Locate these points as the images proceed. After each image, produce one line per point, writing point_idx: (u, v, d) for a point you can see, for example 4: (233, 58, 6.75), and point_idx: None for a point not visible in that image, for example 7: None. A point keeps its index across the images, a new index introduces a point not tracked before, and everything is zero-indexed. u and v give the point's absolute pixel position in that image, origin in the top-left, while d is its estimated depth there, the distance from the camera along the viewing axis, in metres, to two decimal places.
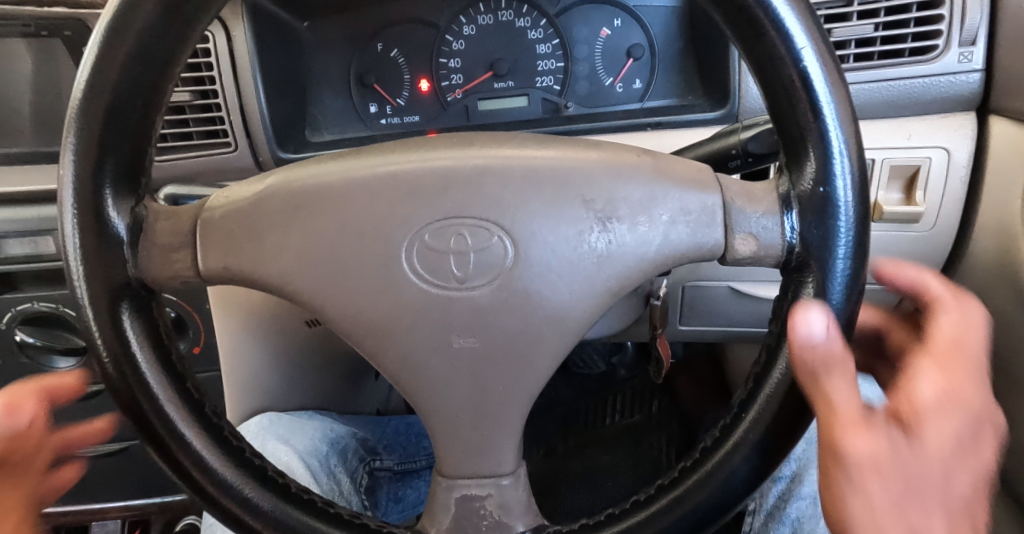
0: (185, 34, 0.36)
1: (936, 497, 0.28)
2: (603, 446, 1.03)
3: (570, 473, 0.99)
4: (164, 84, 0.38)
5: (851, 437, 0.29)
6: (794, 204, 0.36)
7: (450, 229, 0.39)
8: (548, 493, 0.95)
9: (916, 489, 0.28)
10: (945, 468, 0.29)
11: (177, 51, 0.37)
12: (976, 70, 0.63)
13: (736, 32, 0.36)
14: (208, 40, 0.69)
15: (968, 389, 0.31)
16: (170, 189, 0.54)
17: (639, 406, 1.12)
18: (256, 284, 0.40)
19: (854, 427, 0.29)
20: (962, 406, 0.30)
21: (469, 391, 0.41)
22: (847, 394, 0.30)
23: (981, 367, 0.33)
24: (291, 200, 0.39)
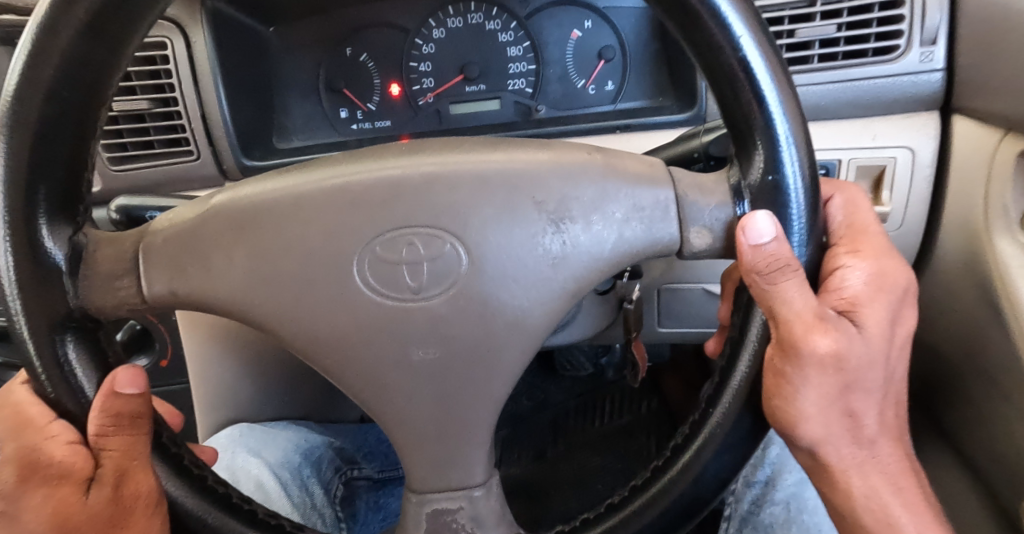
0: (115, 54, 0.35)
1: (865, 368, 0.38)
2: (593, 448, 1.02)
3: (558, 476, 0.97)
4: (96, 106, 0.37)
5: (809, 336, 0.35)
6: (745, 195, 0.36)
7: (401, 240, 0.38)
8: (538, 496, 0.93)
9: (855, 367, 0.37)
10: (876, 345, 0.38)
11: (108, 72, 0.36)
12: (938, 70, 0.63)
13: (682, 32, 0.35)
14: (166, 47, 0.68)
15: (884, 273, 0.40)
16: (122, 201, 0.59)
17: (627, 408, 1.10)
18: (206, 308, 0.39)
19: (813, 327, 0.35)
20: (879, 291, 0.39)
21: (433, 403, 0.40)
22: (804, 299, 0.35)
23: (877, 235, 0.42)
24: (236, 216, 0.38)
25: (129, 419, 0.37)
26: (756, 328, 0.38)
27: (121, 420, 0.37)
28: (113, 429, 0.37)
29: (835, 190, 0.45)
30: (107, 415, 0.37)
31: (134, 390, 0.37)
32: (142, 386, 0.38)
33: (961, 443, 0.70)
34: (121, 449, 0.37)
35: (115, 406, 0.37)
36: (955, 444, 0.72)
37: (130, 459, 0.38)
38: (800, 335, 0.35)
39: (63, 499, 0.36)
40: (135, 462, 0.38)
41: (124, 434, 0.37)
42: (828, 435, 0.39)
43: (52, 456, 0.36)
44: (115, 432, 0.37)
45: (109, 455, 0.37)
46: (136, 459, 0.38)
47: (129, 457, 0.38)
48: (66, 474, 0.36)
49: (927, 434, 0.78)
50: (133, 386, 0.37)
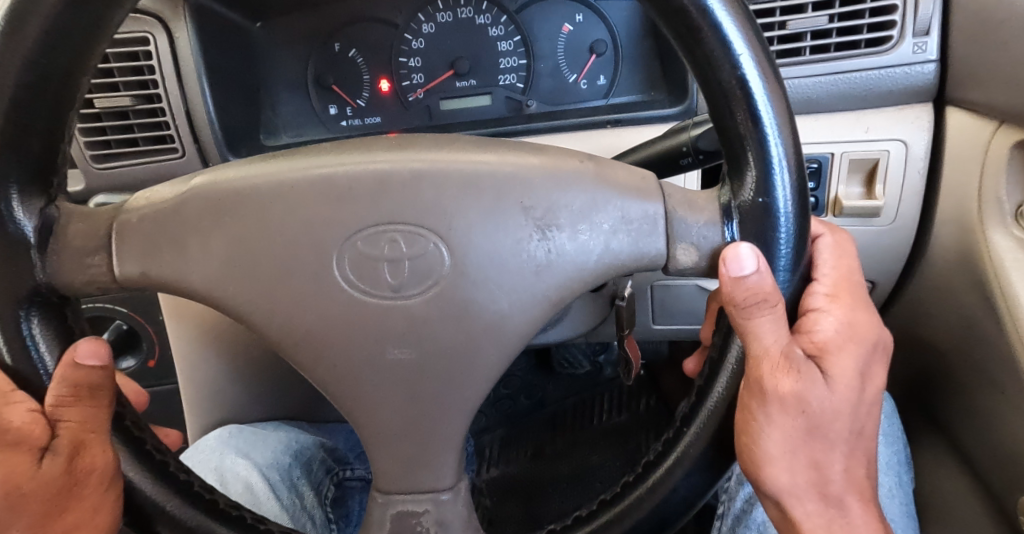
0: (98, 29, 0.34)
1: (830, 418, 0.38)
2: (590, 445, 1.02)
3: (555, 477, 0.98)
4: (77, 80, 0.35)
5: (773, 377, 0.36)
6: (735, 215, 0.36)
7: (383, 236, 0.37)
8: (535, 499, 0.95)
9: (818, 414, 0.37)
10: (842, 396, 0.38)
11: (90, 48, 0.34)
12: (931, 61, 0.62)
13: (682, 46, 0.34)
14: (149, 43, 0.67)
15: (857, 324, 0.40)
16: (101, 199, 0.71)
17: (626, 405, 1.09)
18: (177, 291, 0.38)
19: (778, 368, 0.35)
20: (849, 340, 0.39)
21: (405, 405, 0.39)
22: (775, 335, 0.35)
23: (857, 283, 0.42)
24: (215, 202, 0.37)
25: (89, 390, 0.36)
26: (733, 353, 0.38)
27: (81, 391, 0.36)
28: (72, 399, 0.36)
29: (825, 231, 0.43)
30: (66, 384, 0.36)
31: (93, 361, 0.36)
32: (104, 358, 0.37)
33: (958, 440, 0.70)
34: (80, 421, 0.36)
35: (76, 376, 0.36)
36: (952, 441, 0.72)
37: (87, 431, 0.37)
38: (764, 375, 0.36)
39: (13, 467, 0.34)
40: (93, 434, 0.37)
41: (83, 406, 0.36)
42: (792, 481, 0.39)
43: (9, 422, 0.34)
44: (74, 403, 0.36)
45: (66, 426, 0.36)
46: (94, 432, 0.37)
47: (87, 429, 0.37)
48: (19, 442, 0.34)
49: (927, 431, 0.78)
50: (94, 357, 0.37)
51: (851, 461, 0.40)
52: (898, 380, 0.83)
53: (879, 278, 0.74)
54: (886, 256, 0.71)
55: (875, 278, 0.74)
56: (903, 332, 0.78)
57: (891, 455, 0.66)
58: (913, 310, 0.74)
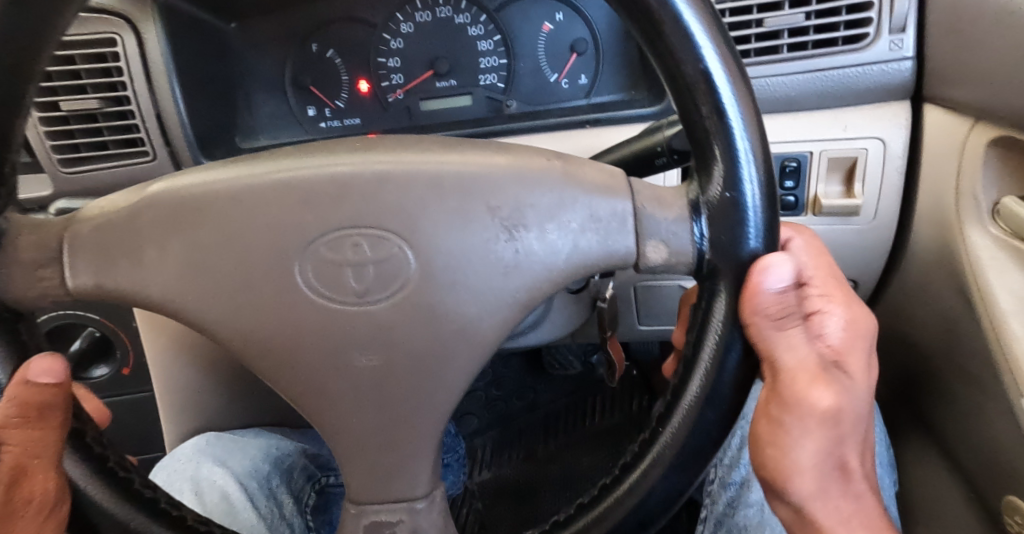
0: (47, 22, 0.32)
1: (857, 419, 0.39)
2: (582, 445, 1.01)
3: (548, 478, 0.98)
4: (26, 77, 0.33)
5: (809, 390, 0.37)
6: (703, 211, 0.34)
7: (347, 240, 0.36)
8: (529, 499, 0.95)
9: (848, 422, 0.38)
10: (862, 394, 0.39)
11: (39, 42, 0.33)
12: (908, 58, 0.62)
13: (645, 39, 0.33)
14: (117, 44, 0.66)
15: (857, 321, 0.39)
16: (61, 204, 0.70)
17: (619, 405, 1.07)
18: (136, 302, 0.37)
19: (813, 379, 0.37)
20: (855, 337, 0.39)
21: (375, 413, 0.38)
22: (796, 352, 0.36)
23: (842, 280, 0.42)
24: (172, 209, 0.36)
25: (36, 410, 0.34)
26: (709, 349, 0.35)
27: (28, 411, 0.34)
28: (17, 420, 0.34)
29: (795, 232, 0.41)
30: (14, 403, 0.34)
31: (45, 381, 0.34)
32: (60, 377, 0.35)
33: (944, 439, 0.69)
34: (23, 444, 0.35)
35: (24, 394, 0.34)
36: (937, 440, 0.71)
37: (31, 456, 0.35)
38: (800, 386, 0.37)
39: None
40: (36, 460, 0.35)
41: (29, 428, 0.35)
42: (820, 494, 0.40)
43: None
44: (20, 424, 0.34)
45: (12, 450, 0.35)
46: (39, 458, 0.35)
47: (31, 453, 0.35)
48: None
49: (912, 429, 0.77)
50: (47, 376, 0.35)
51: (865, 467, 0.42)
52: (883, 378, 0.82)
53: (861, 277, 0.73)
54: (867, 255, 0.71)
55: (857, 277, 0.73)
56: (887, 330, 0.77)
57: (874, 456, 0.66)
58: (895, 309, 0.74)
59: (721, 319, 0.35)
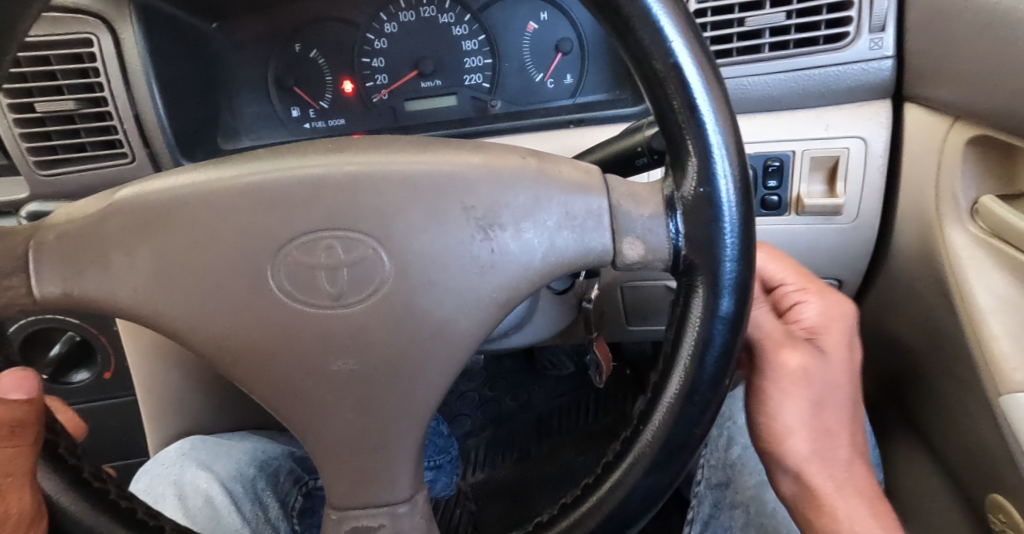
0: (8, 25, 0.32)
1: (832, 386, 0.46)
2: (576, 445, 1.01)
3: (543, 478, 0.97)
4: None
5: (780, 351, 0.45)
6: (678, 208, 0.34)
7: (319, 242, 0.36)
8: (523, 500, 0.95)
9: (822, 385, 0.45)
10: (838, 367, 0.47)
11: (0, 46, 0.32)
12: (888, 57, 0.61)
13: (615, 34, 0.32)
14: (92, 45, 0.65)
15: (834, 307, 0.48)
16: (33, 207, 0.68)
17: (614, 405, 1.07)
18: (105, 310, 0.36)
19: (781, 344, 0.45)
20: (832, 321, 0.48)
21: (353, 416, 0.38)
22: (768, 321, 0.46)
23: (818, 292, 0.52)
24: (140, 214, 0.35)
25: (9, 426, 0.32)
26: (688, 345, 0.35)
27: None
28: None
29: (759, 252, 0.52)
30: None
31: (19, 396, 0.33)
32: (31, 392, 0.33)
33: (929, 436, 0.70)
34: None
35: None
36: (923, 437, 0.72)
37: (3, 475, 0.32)
38: (773, 349, 0.45)
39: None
40: (9, 479, 0.32)
41: (3, 445, 0.32)
42: (810, 450, 0.47)
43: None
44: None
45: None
46: (10, 476, 0.33)
47: (4, 472, 0.32)
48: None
49: (898, 427, 0.78)
50: (19, 392, 0.33)
51: (846, 433, 0.48)
52: (869, 376, 0.83)
53: (845, 276, 0.73)
54: (851, 254, 0.71)
55: (841, 276, 0.73)
56: (873, 329, 0.78)
57: None
58: (880, 308, 0.74)
59: (699, 315, 0.34)
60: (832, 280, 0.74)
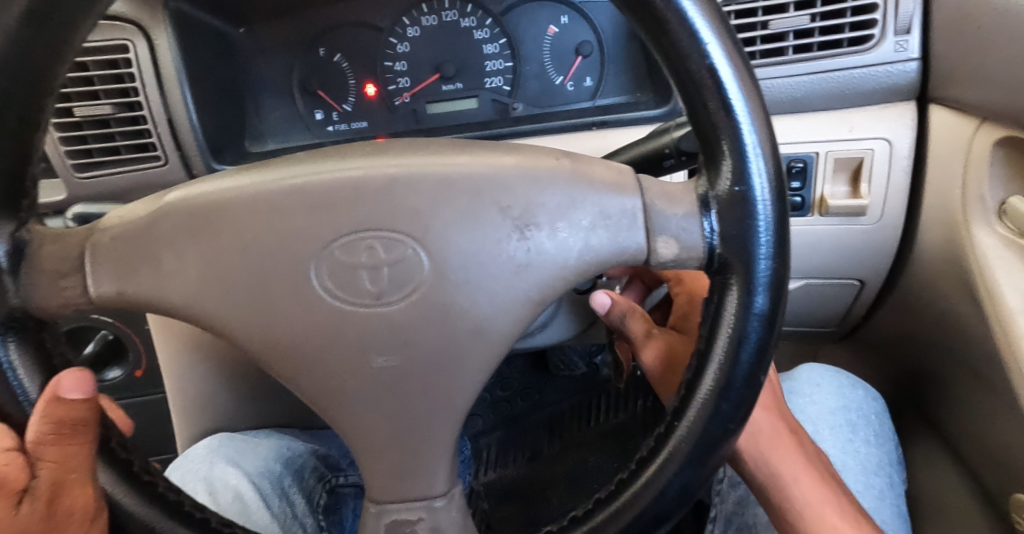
0: (66, 35, 0.33)
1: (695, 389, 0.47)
2: (585, 448, 0.97)
3: (554, 479, 0.94)
4: (44, 89, 0.34)
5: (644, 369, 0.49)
6: (713, 206, 0.35)
7: (360, 243, 0.37)
8: (531, 504, 0.92)
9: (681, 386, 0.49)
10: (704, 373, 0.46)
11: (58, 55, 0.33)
12: (913, 59, 0.62)
13: (651, 39, 0.33)
14: (128, 50, 0.66)
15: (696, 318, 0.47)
16: (80, 209, 0.63)
17: (621, 405, 1.02)
18: (157, 309, 0.37)
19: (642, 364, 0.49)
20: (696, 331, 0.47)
21: (393, 411, 0.39)
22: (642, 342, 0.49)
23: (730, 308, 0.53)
24: (189, 216, 0.36)
25: (72, 426, 0.35)
26: (721, 342, 0.35)
27: (64, 428, 0.34)
28: (53, 439, 0.34)
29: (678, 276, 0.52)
30: (48, 421, 0.34)
31: (76, 396, 0.34)
32: (88, 391, 0.35)
33: (951, 437, 0.70)
34: (60, 461, 0.35)
35: (58, 412, 0.34)
36: (943, 437, 0.72)
37: (68, 471, 0.35)
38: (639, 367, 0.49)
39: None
40: (73, 475, 0.35)
41: (64, 443, 0.35)
42: None
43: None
44: (56, 442, 0.34)
45: (45, 467, 0.35)
46: (75, 471, 0.36)
47: (68, 467, 0.35)
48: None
49: (919, 427, 0.78)
50: (78, 391, 0.34)
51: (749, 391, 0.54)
52: (889, 376, 0.83)
53: (868, 277, 0.74)
54: (872, 254, 0.72)
55: (863, 277, 0.74)
56: (893, 329, 0.78)
57: (882, 456, 0.66)
58: (902, 307, 0.75)
59: (733, 312, 0.35)
60: (853, 280, 0.75)
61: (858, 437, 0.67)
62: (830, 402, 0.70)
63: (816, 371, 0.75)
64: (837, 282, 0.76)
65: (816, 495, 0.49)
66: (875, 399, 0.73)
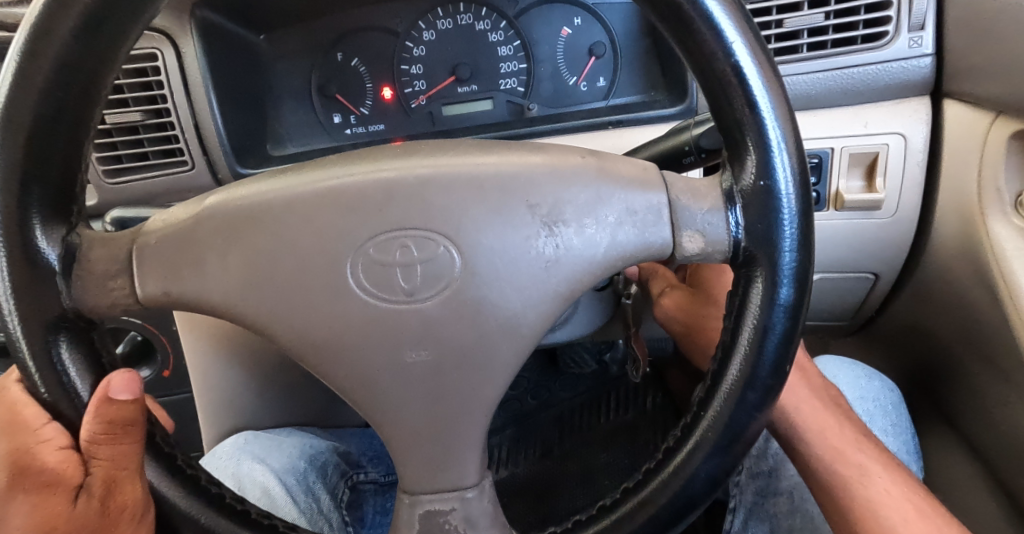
0: (115, 46, 0.34)
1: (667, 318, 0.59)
2: (598, 443, 0.95)
3: (568, 474, 0.92)
4: (95, 97, 0.35)
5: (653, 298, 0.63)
6: (737, 200, 0.36)
7: (395, 241, 0.38)
8: (548, 497, 0.89)
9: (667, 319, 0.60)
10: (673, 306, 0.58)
11: (108, 65, 0.35)
12: (927, 54, 0.63)
13: (678, 41, 0.35)
14: (157, 58, 0.68)
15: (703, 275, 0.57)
16: (118, 213, 0.63)
17: (633, 402, 1.01)
18: (200, 308, 0.39)
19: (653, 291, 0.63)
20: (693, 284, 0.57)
21: (426, 404, 0.40)
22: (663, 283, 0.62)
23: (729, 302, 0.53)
24: (231, 218, 0.38)
25: (121, 427, 0.37)
26: (746, 332, 0.37)
27: (115, 428, 0.36)
28: (105, 438, 0.36)
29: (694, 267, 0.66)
30: (100, 421, 0.36)
31: (124, 397, 0.36)
32: (135, 392, 0.37)
33: (965, 428, 0.71)
34: (110, 459, 0.37)
35: (108, 412, 0.36)
36: (957, 428, 0.73)
37: (118, 469, 0.37)
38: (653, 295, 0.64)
39: (49, 509, 0.35)
40: (123, 472, 0.37)
41: (115, 442, 0.37)
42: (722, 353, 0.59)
43: (43, 461, 0.36)
44: (107, 442, 0.37)
45: (98, 465, 0.37)
46: (125, 469, 0.37)
47: (118, 465, 0.37)
48: (54, 482, 0.36)
49: (932, 418, 0.78)
50: (125, 392, 0.37)
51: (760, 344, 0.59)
52: (902, 369, 0.84)
53: (882, 270, 0.75)
54: (887, 247, 0.73)
55: (878, 271, 0.75)
56: (907, 321, 0.79)
57: (901, 444, 0.67)
58: (916, 300, 0.75)
59: (758, 303, 0.36)
60: (867, 274, 0.76)
61: (876, 427, 0.68)
62: (848, 392, 0.71)
63: (832, 363, 0.76)
64: (851, 275, 0.76)
65: (816, 419, 0.52)
66: (891, 391, 0.74)
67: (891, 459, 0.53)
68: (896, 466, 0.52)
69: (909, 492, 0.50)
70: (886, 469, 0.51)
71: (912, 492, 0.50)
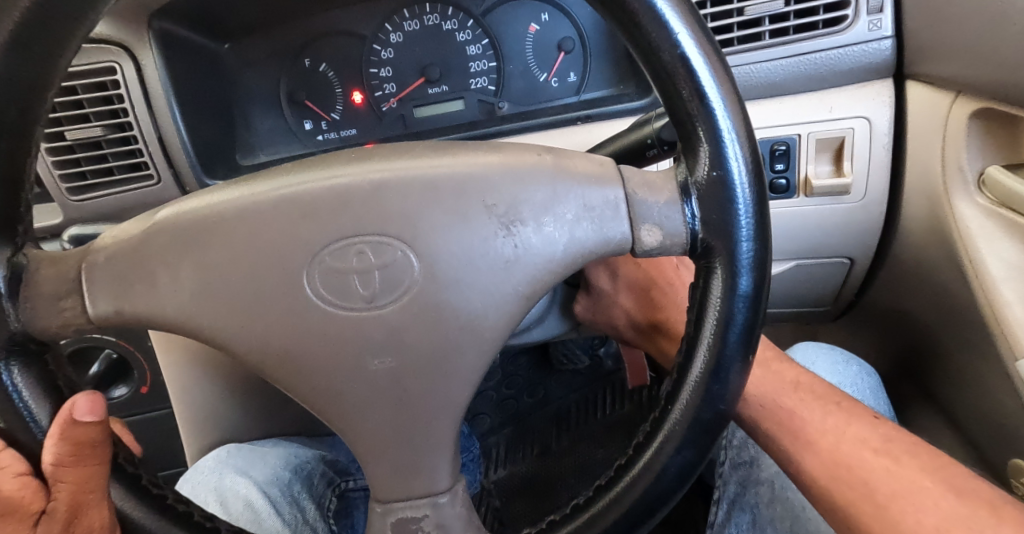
0: (51, 56, 0.34)
1: (600, 314, 0.69)
2: (592, 440, 0.95)
3: (564, 470, 0.93)
4: (32, 114, 0.35)
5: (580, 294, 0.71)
6: (693, 193, 0.35)
7: (352, 249, 0.37)
8: (546, 495, 0.90)
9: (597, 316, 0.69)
10: (603, 303, 0.68)
11: (46, 78, 0.34)
12: (887, 37, 0.63)
13: (624, 33, 0.34)
14: (116, 71, 0.67)
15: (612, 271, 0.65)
16: (73, 231, 0.70)
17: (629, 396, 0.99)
18: (155, 324, 0.38)
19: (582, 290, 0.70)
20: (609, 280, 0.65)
21: (392, 410, 0.40)
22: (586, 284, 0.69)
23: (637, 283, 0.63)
24: (183, 231, 0.37)
25: (88, 448, 0.36)
26: (710, 324, 0.36)
27: (82, 450, 0.36)
28: (72, 460, 0.36)
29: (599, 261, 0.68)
30: (66, 443, 0.35)
31: (90, 419, 0.36)
32: (100, 414, 0.36)
33: (948, 406, 0.71)
34: (77, 483, 0.36)
35: (72, 434, 0.35)
36: (939, 406, 0.73)
37: (85, 493, 0.37)
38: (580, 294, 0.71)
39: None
40: (92, 495, 0.37)
41: (81, 465, 0.36)
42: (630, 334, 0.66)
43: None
44: (73, 464, 0.36)
45: (64, 489, 0.36)
46: (93, 492, 0.37)
47: (86, 489, 0.37)
48: (14, 510, 0.35)
49: (915, 399, 0.78)
50: (90, 414, 0.36)
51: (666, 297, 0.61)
52: (885, 350, 0.84)
53: (857, 255, 0.75)
54: (859, 232, 0.73)
55: (853, 256, 0.75)
56: (886, 303, 0.79)
57: None
58: (892, 281, 0.76)
59: (719, 294, 0.36)
60: (843, 259, 0.76)
61: None
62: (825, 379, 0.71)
63: (810, 349, 0.76)
64: (827, 260, 0.76)
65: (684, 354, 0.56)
66: (869, 374, 0.74)
67: (768, 365, 0.54)
68: (777, 374, 0.53)
69: (779, 396, 0.52)
70: (759, 378, 0.53)
71: (782, 397, 0.52)
